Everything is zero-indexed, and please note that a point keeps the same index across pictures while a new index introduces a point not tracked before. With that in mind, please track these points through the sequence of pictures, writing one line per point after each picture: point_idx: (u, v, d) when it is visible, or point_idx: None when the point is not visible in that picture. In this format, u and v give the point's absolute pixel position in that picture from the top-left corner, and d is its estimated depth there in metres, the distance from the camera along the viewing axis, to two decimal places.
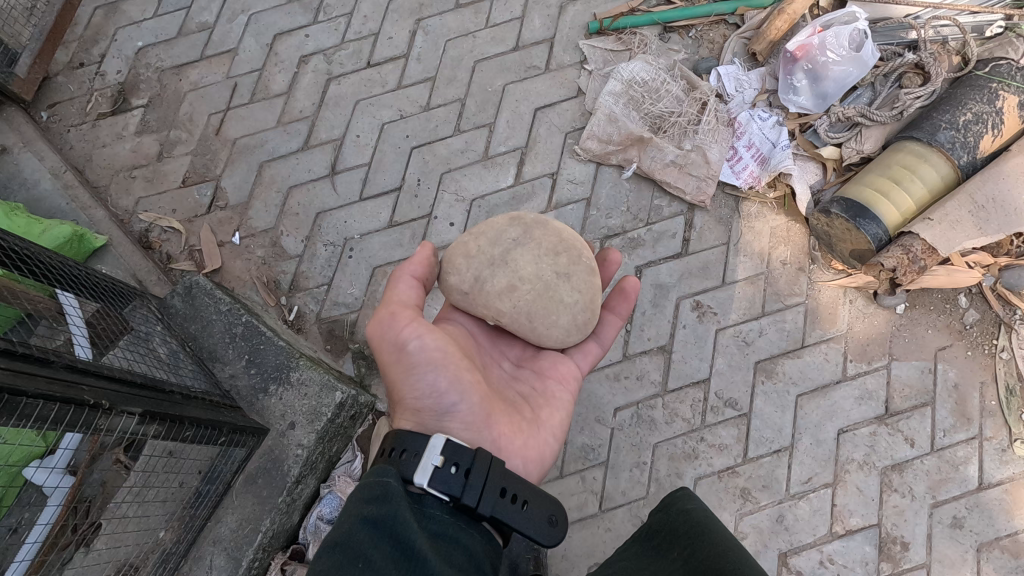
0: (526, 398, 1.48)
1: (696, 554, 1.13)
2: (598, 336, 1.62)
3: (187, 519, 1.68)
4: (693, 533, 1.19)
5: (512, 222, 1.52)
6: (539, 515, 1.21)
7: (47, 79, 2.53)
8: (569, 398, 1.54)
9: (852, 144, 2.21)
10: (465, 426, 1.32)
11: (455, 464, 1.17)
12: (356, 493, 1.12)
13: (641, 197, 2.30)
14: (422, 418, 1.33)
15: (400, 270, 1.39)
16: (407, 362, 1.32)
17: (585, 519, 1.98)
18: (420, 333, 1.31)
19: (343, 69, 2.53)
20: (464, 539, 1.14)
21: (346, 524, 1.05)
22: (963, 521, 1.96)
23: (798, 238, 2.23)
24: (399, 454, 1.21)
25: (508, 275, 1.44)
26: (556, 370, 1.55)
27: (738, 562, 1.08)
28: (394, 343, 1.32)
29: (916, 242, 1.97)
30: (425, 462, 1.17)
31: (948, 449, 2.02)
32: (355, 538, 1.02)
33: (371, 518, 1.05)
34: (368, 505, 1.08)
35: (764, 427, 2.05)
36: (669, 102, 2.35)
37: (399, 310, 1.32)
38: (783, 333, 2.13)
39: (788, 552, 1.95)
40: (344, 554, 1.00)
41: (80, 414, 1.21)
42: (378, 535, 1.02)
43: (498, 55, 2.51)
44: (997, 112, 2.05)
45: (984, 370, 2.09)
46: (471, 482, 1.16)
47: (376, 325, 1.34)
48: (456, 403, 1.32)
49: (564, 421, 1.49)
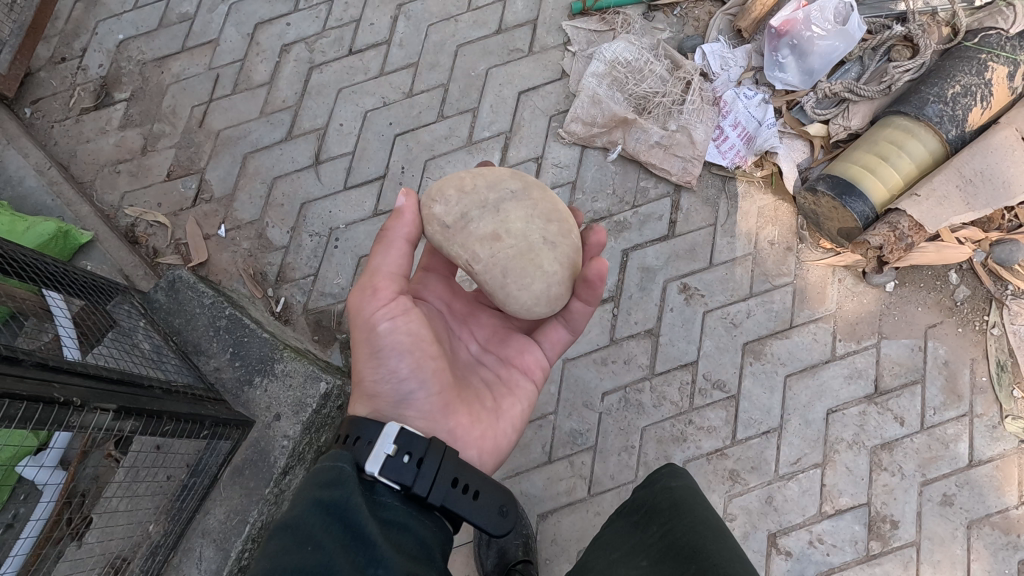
0: (488, 386, 1.50)
1: (674, 529, 1.13)
2: (570, 324, 1.58)
3: (174, 511, 1.70)
4: (672, 509, 1.19)
5: (512, 177, 1.49)
6: (490, 504, 1.22)
7: (29, 75, 2.51)
8: (531, 389, 1.56)
9: (839, 121, 2.18)
10: (421, 416, 1.32)
11: (408, 453, 1.18)
12: (310, 478, 1.14)
13: (628, 179, 2.27)
14: (379, 404, 1.33)
15: (390, 231, 1.34)
16: (375, 343, 1.30)
17: (574, 503, 1.98)
18: (393, 316, 1.30)
19: (325, 57, 2.51)
20: (415, 527, 1.15)
21: (298, 506, 1.07)
22: (953, 498, 1.96)
23: (786, 217, 2.21)
24: (353, 441, 1.21)
25: (496, 222, 1.41)
26: (521, 360, 1.57)
27: (715, 544, 1.08)
28: (366, 321, 1.30)
29: (902, 220, 1.94)
30: (377, 451, 1.18)
31: (938, 427, 2.01)
32: (306, 521, 1.03)
33: (324, 501, 1.07)
34: (322, 489, 1.10)
35: (753, 408, 2.04)
36: (653, 82, 2.33)
37: (380, 286, 1.31)
38: (772, 314, 2.12)
39: (777, 533, 1.94)
40: (293, 536, 1.02)
41: (50, 411, 1.21)
42: (330, 519, 1.04)
43: (481, 38, 2.48)
44: (986, 84, 2.01)
45: (974, 347, 2.07)
46: (423, 473, 1.18)
47: (356, 293, 1.32)
48: (416, 391, 1.32)
49: (523, 413, 1.52)
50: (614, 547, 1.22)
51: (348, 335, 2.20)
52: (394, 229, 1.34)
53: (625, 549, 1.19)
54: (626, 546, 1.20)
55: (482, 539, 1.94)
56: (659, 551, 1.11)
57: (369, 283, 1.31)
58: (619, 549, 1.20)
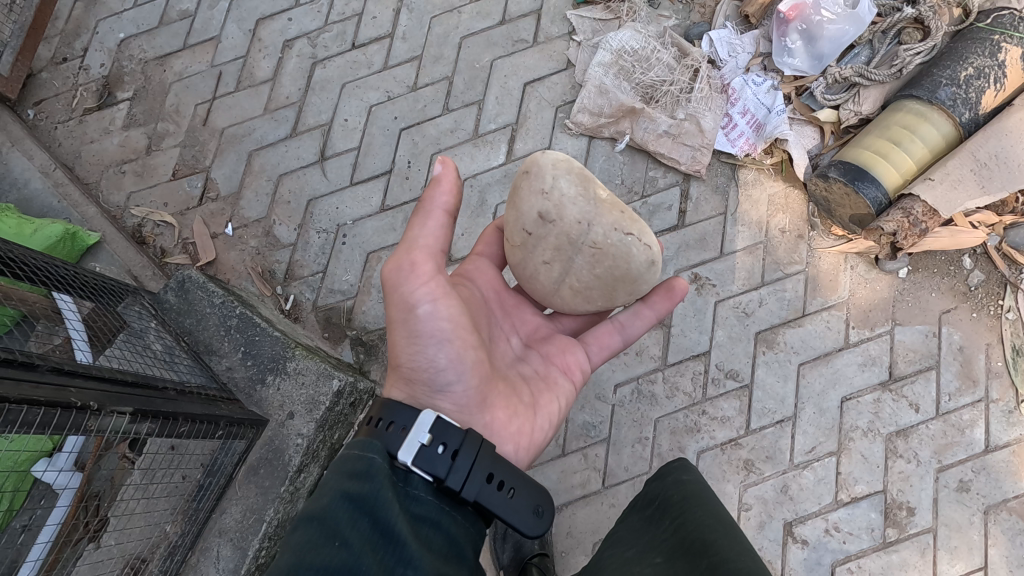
0: (526, 379, 1.50)
1: (685, 523, 1.13)
2: (624, 333, 1.62)
3: (191, 512, 1.70)
4: (683, 504, 1.17)
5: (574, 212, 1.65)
6: (523, 504, 1.22)
7: (30, 76, 2.50)
8: (569, 390, 1.56)
9: (850, 106, 2.16)
10: (456, 408, 1.33)
11: (443, 443, 1.18)
12: (338, 469, 1.13)
13: (636, 169, 2.25)
14: (416, 391, 1.34)
15: (428, 203, 1.30)
16: (415, 329, 1.29)
17: (589, 495, 1.98)
18: (432, 298, 1.29)
19: (328, 52, 2.49)
20: (446, 523, 1.15)
21: (325, 498, 1.07)
22: (969, 484, 1.95)
23: (797, 205, 2.19)
24: (386, 426, 1.20)
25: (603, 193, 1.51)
26: (561, 360, 1.58)
27: (724, 537, 1.06)
28: (404, 301, 1.29)
29: (916, 206, 1.92)
30: (412, 439, 1.17)
31: (952, 413, 2.00)
32: (333, 515, 1.03)
33: (352, 495, 1.06)
34: (350, 481, 1.09)
35: (766, 398, 2.03)
36: (660, 70, 2.29)
37: (416, 261, 1.29)
38: (784, 303, 2.10)
39: (793, 522, 1.94)
40: (321, 528, 1.02)
41: (68, 417, 1.21)
42: (357, 514, 1.04)
43: (485, 30, 2.45)
44: (999, 66, 1.98)
45: (989, 331, 2.05)
46: (458, 464, 1.17)
47: (392, 266, 1.30)
48: (455, 382, 1.32)
49: (558, 410, 1.51)
50: (628, 545, 1.21)
51: (358, 332, 2.19)
52: (429, 200, 1.31)
53: (639, 546, 1.19)
54: (639, 544, 1.19)
55: (497, 533, 1.94)
56: (672, 547, 1.10)
57: (410, 255, 1.29)
58: (633, 548, 1.19)
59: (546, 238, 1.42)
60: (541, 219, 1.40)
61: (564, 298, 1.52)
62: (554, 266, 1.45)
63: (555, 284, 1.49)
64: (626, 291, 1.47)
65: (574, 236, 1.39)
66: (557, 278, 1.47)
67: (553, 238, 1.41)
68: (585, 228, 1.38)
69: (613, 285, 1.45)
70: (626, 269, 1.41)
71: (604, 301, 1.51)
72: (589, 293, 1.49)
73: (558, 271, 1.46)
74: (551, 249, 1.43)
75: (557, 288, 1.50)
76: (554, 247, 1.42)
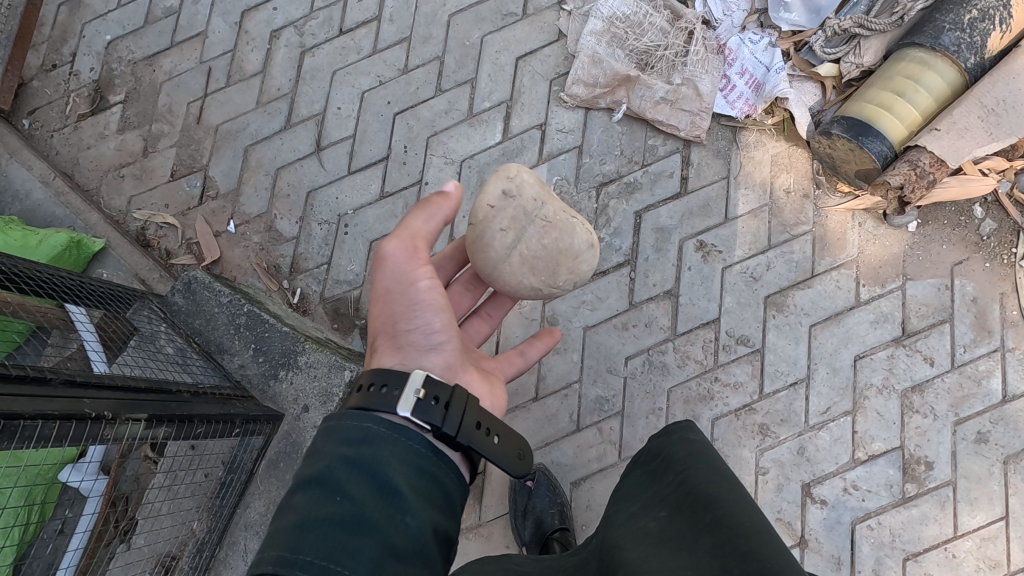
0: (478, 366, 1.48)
1: (690, 478, 1.09)
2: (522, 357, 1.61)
3: (215, 509, 1.77)
4: (689, 460, 1.13)
5: None
6: (509, 448, 1.25)
7: (23, 86, 2.49)
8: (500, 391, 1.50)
9: (851, 58, 2.11)
10: (444, 364, 1.31)
11: (435, 397, 1.17)
12: (333, 431, 1.11)
13: (635, 138, 2.22)
14: (406, 351, 1.29)
15: (439, 216, 1.35)
16: (410, 300, 1.32)
17: (605, 469, 1.99)
18: (430, 277, 1.34)
19: (315, 40, 2.45)
20: (442, 477, 1.12)
21: (325, 462, 1.06)
22: (988, 435, 1.94)
23: (801, 163, 2.15)
24: (379, 388, 1.17)
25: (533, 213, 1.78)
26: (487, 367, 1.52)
27: (728, 493, 1.04)
28: (403, 277, 1.32)
29: (923, 157, 1.89)
30: (406, 395, 1.16)
31: (969, 364, 1.98)
32: (334, 475, 1.03)
33: (351, 457, 1.05)
34: (348, 445, 1.07)
35: (778, 360, 2.02)
36: (654, 36, 2.25)
37: (423, 249, 1.34)
38: (792, 265, 2.08)
39: (811, 483, 1.94)
40: (322, 488, 1.02)
41: (83, 427, 1.22)
42: (357, 472, 1.04)
43: (473, 5, 2.40)
44: (1006, 6, 1.90)
45: (1003, 280, 2.03)
46: (451, 414, 1.17)
47: (398, 245, 1.32)
48: (443, 343, 1.34)
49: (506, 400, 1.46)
50: (632, 500, 1.19)
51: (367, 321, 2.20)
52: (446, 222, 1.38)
53: (643, 501, 1.16)
54: (643, 499, 1.17)
55: (517, 511, 1.94)
56: (677, 500, 1.09)
57: (415, 245, 1.33)
58: (637, 502, 1.17)
59: (506, 209, 1.44)
60: (504, 195, 1.45)
61: (513, 267, 1.46)
62: (509, 234, 1.44)
63: (507, 250, 1.45)
64: (569, 268, 1.49)
65: (531, 208, 1.45)
66: (510, 245, 1.45)
67: (511, 210, 1.45)
68: (540, 203, 1.46)
69: (559, 258, 1.47)
70: (570, 243, 1.47)
71: (546, 277, 1.48)
72: (535, 262, 1.46)
73: (512, 238, 1.45)
74: (508, 218, 1.44)
75: (507, 255, 1.45)
76: (510, 217, 1.45)
